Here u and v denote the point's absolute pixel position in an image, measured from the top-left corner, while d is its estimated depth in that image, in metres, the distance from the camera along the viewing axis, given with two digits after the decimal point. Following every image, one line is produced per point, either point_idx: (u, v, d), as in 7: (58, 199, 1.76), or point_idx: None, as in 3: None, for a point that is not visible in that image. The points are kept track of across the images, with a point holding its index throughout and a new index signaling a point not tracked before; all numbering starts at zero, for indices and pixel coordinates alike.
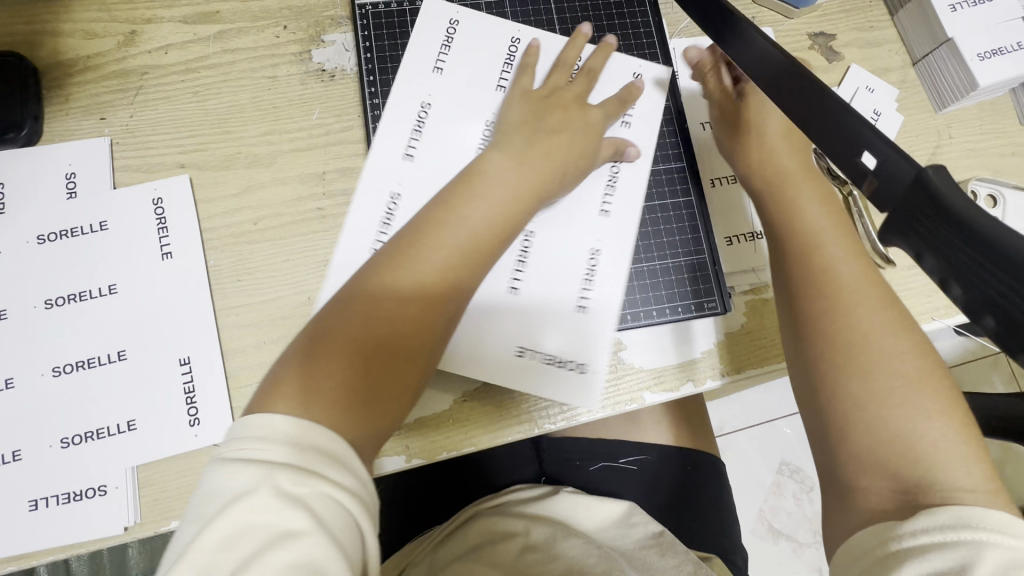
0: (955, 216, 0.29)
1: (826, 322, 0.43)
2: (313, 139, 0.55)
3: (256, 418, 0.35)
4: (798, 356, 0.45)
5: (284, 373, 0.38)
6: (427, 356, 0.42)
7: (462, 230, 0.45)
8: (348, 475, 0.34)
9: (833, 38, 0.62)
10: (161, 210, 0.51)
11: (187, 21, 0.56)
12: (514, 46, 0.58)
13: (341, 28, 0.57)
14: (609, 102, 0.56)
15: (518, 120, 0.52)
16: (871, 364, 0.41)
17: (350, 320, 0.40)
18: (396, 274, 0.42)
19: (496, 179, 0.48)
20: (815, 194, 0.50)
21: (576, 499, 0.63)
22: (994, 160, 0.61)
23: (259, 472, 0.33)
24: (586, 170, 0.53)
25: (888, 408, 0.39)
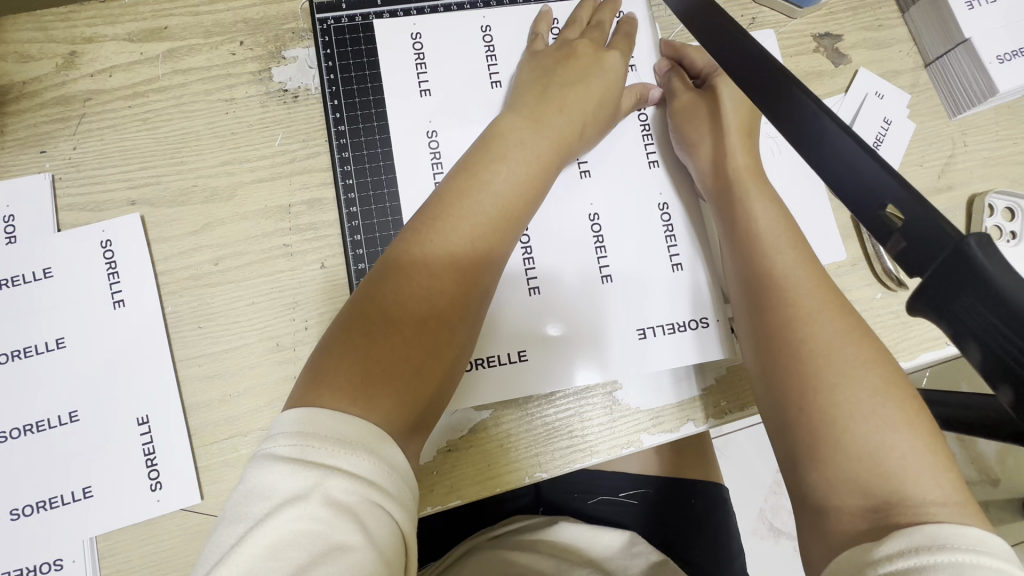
0: (1007, 301, 0.21)
1: (793, 332, 0.40)
2: (277, 168, 0.50)
3: (301, 413, 0.33)
4: (762, 376, 0.41)
5: (324, 361, 0.36)
6: (466, 328, 0.40)
7: (486, 197, 0.41)
8: (396, 483, 0.33)
9: (840, 39, 0.57)
10: (111, 254, 0.47)
11: (132, 40, 0.51)
12: (486, 35, 0.52)
13: (303, 42, 0.52)
14: (619, 42, 0.52)
15: (531, 78, 0.48)
16: (840, 376, 0.37)
17: (385, 301, 0.37)
18: (426, 247, 0.39)
19: (521, 137, 0.44)
20: (762, 194, 0.46)
21: (574, 529, 0.60)
22: (1011, 169, 0.57)
23: (311, 475, 0.31)
24: (611, 118, 0.49)
25: (856, 419, 0.35)
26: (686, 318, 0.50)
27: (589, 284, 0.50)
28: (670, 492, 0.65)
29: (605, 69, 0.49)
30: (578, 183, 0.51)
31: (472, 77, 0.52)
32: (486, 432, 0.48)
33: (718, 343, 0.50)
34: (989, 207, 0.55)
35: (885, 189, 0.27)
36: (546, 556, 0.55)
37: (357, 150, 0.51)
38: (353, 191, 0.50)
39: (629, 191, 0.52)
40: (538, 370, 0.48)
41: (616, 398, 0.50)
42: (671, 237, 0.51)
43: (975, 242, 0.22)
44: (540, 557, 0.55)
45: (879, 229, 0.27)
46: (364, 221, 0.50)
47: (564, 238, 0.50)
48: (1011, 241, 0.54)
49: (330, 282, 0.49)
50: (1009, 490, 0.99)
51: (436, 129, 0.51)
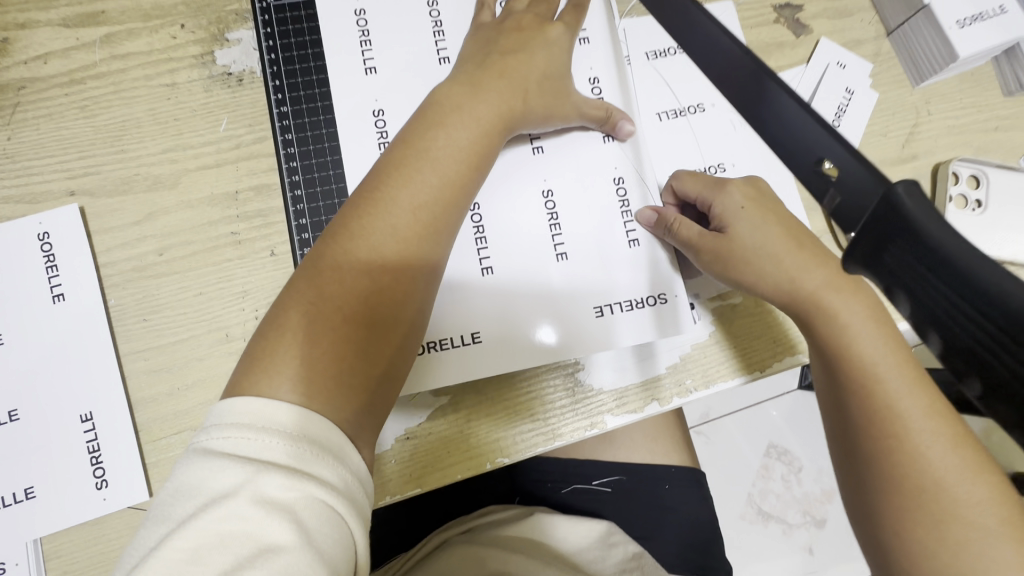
0: (932, 245, 0.20)
1: (891, 461, 0.39)
2: (222, 154, 0.48)
3: (236, 403, 0.32)
4: (854, 491, 0.41)
5: (261, 344, 0.35)
6: (415, 304, 0.39)
7: (429, 169, 0.40)
8: (341, 477, 0.32)
9: (800, 10, 0.56)
10: (49, 247, 0.45)
11: (68, 25, 0.49)
12: (433, 11, 0.51)
13: (247, 24, 0.50)
14: (567, 12, 0.50)
15: (473, 52, 0.47)
16: (947, 515, 0.37)
17: (325, 282, 0.36)
18: (365, 223, 0.38)
19: (464, 105, 0.43)
20: (855, 311, 0.43)
21: (549, 522, 0.58)
22: (976, 137, 0.56)
23: (244, 471, 0.30)
24: (561, 85, 0.48)
25: (967, 561, 0.35)
26: (644, 295, 0.49)
27: (545, 262, 0.48)
28: (645, 478, 0.64)
29: (550, 43, 0.48)
30: (531, 160, 0.50)
31: (421, 55, 0.50)
32: (445, 419, 0.47)
33: (677, 318, 0.49)
34: (953, 175, 0.54)
35: (823, 147, 0.26)
36: (524, 556, 0.54)
37: (301, 133, 0.49)
38: (298, 175, 0.48)
39: (584, 164, 0.50)
40: (492, 351, 0.46)
41: (579, 378, 0.49)
42: (627, 212, 0.50)
43: (902, 190, 0.21)
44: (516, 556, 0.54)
45: (812, 184, 0.26)
46: (309, 204, 0.48)
47: (520, 219, 0.49)
48: (976, 209, 0.54)
49: (280, 270, 0.47)
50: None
51: (382, 108, 0.49)
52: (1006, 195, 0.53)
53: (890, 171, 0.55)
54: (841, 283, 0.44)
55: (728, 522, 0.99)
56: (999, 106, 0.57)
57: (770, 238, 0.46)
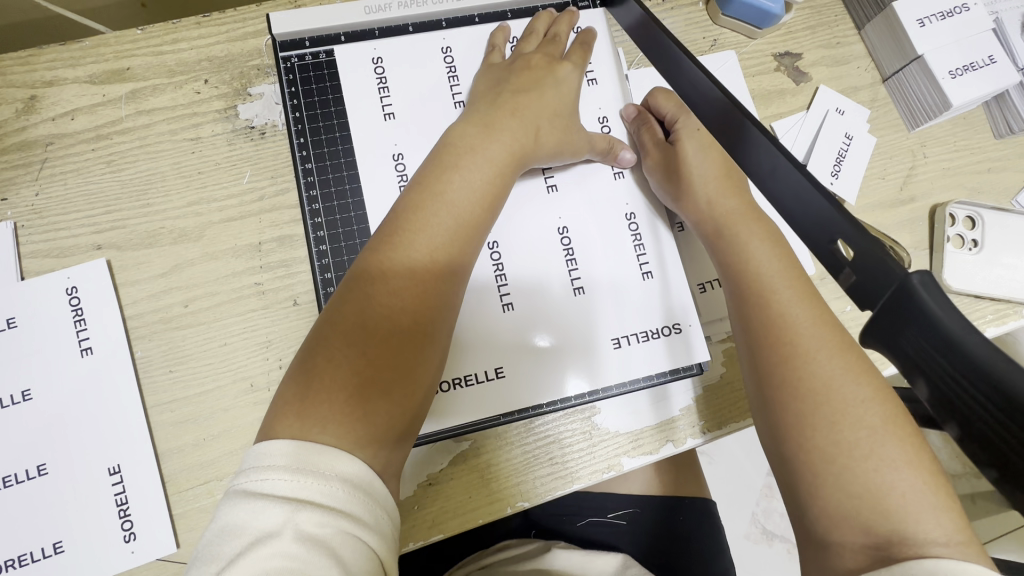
0: (952, 341, 0.22)
1: (788, 371, 0.40)
2: (245, 206, 0.50)
3: (269, 444, 0.33)
4: (763, 414, 0.41)
5: (290, 390, 0.35)
6: (436, 344, 0.39)
7: (446, 210, 0.41)
8: (373, 512, 0.32)
9: (799, 58, 0.59)
10: (77, 301, 0.46)
11: (94, 82, 0.50)
12: (447, 56, 0.53)
13: (269, 79, 0.52)
14: (574, 51, 0.52)
15: (485, 90, 0.49)
16: (838, 414, 0.37)
17: (348, 325, 0.37)
18: (385, 263, 0.38)
19: (477, 146, 0.44)
20: (760, 235, 0.47)
21: (567, 556, 0.58)
22: (970, 179, 0.58)
23: (283, 510, 0.30)
24: (571, 122, 0.49)
25: (859, 461, 0.36)
26: (657, 326, 0.50)
27: (563, 304, 0.50)
28: (657, 509, 0.65)
29: (559, 81, 0.50)
30: (545, 198, 0.51)
31: (438, 105, 0.52)
32: (468, 462, 0.48)
33: (689, 348, 0.50)
34: (950, 216, 0.57)
35: (836, 227, 0.28)
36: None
37: (326, 188, 0.50)
38: (322, 230, 0.49)
39: (597, 208, 0.52)
40: (514, 383, 0.48)
41: (594, 422, 0.50)
42: (640, 245, 0.52)
43: (917, 280, 0.23)
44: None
45: (831, 263, 0.28)
46: (333, 257, 0.49)
47: (537, 263, 0.50)
48: (973, 249, 0.56)
49: (303, 318, 0.48)
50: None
51: (401, 152, 0.51)
52: (1001, 237, 0.56)
53: (890, 212, 0.57)
54: (750, 216, 0.48)
55: (735, 543, 1.00)
56: (991, 149, 0.59)
57: (711, 164, 0.50)
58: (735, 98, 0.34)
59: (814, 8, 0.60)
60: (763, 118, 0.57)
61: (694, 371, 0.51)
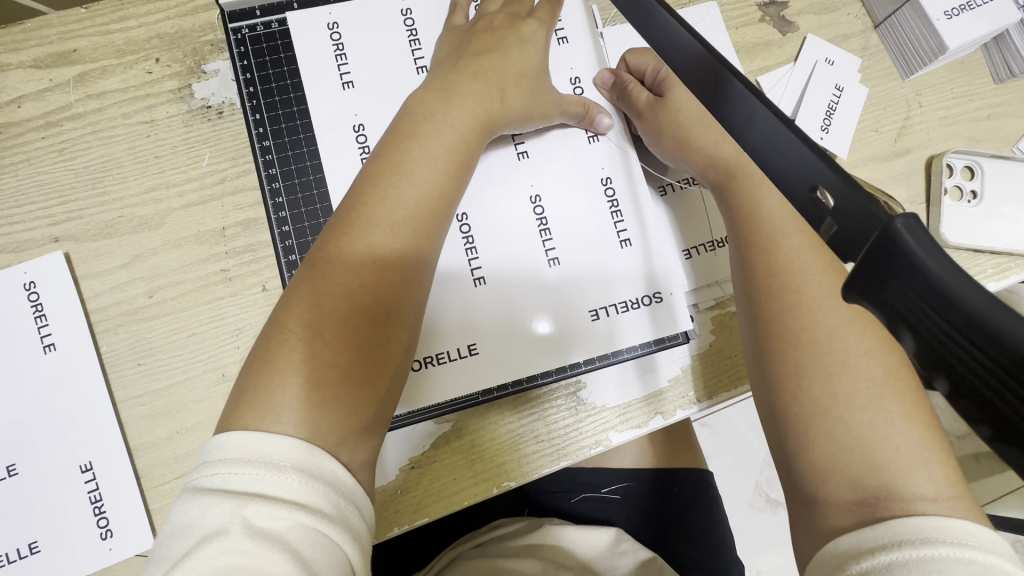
0: (947, 294, 0.20)
1: (788, 319, 0.40)
2: (206, 190, 0.48)
3: (225, 437, 0.31)
4: (756, 369, 0.41)
5: (248, 380, 0.34)
6: (400, 324, 0.37)
7: (406, 183, 0.38)
8: (334, 502, 0.31)
9: (785, 7, 0.55)
10: (37, 296, 0.45)
11: (40, 65, 0.48)
12: (407, 18, 0.50)
13: (223, 54, 0.49)
14: (542, 8, 0.49)
15: (446, 56, 0.46)
16: (836, 364, 0.37)
17: (306, 308, 0.35)
18: (343, 243, 0.36)
19: (437, 113, 0.41)
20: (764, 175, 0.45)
21: (563, 531, 0.58)
22: (968, 127, 0.56)
23: (232, 504, 0.29)
24: (539, 84, 0.46)
25: (852, 411, 0.36)
26: (638, 296, 0.49)
27: (539, 277, 0.48)
28: (655, 484, 0.64)
29: (523, 40, 0.47)
30: (516, 166, 0.49)
31: (397, 70, 0.49)
32: (451, 444, 0.47)
33: (673, 314, 0.49)
34: (948, 166, 0.54)
35: (815, 174, 0.25)
36: (541, 560, 0.53)
37: (285, 166, 0.48)
38: (285, 211, 0.48)
39: (572, 174, 0.50)
40: (488, 359, 0.47)
41: (581, 398, 0.48)
42: (617, 212, 0.49)
43: (902, 224, 0.21)
44: (529, 561, 0.53)
45: (811, 214, 0.25)
46: (297, 238, 0.47)
47: (512, 236, 0.48)
48: (972, 200, 0.54)
49: (273, 304, 0.47)
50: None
51: (362, 122, 0.48)
52: (999, 188, 0.54)
53: (884, 166, 0.54)
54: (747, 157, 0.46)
55: (739, 513, 0.99)
56: (990, 94, 0.56)
57: (703, 114, 0.49)
58: (709, 44, 0.31)
59: None
60: (748, 72, 0.54)
61: (680, 340, 0.49)
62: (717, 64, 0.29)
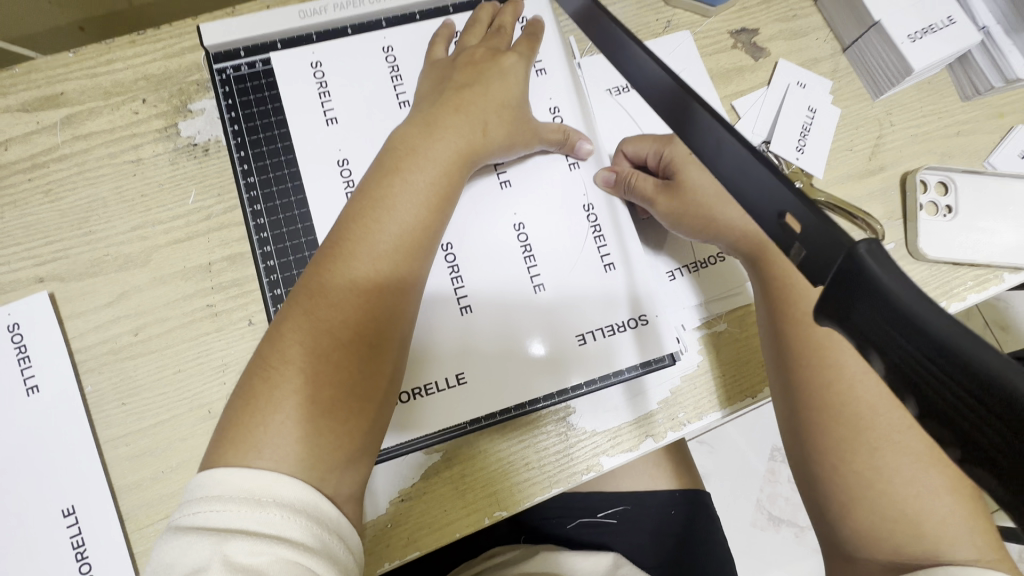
0: (911, 318, 0.20)
1: (828, 393, 0.41)
2: (192, 226, 0.48)
3: (207, 475, 0.31)
4: (793, 431, 0.43)
5: (231, 417, 0.34)
6: (385, 356, 0.37)
7: (386, 215, 0.39)
8: (317, 534, 0.31)
9: (756, 34, 0.57)
10: (21, 338, 0.45)
11: (27, 109, 0.49)
12: (388, 56, 0.51)
13: (209, 94, 0.50)
14: (522, 42, 0.50)
15: (428, 91, 0.47)
16: (880, 440, 0.39)
17: (290, 344, 0.35)
18: (326, 279, 0.37)
19: (417, 146, 0.42)
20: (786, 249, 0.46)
21: (557, 557, 0.57)
22: (939, 143, 0.57)
23: (212, 543, 0.29)
24: (520, 114, 0.47)
25: (899, 485, 0.38)
26: (622, 319, 0.49)
27: (526, 303, 0.48)
28: (650, 505, 0.63)
29: (505, 72, 0.47)
30: (499, 194, 0.50)
31: (380, 106, 0.50)
32: (441, 475, 0.46)
33: (658, 337, 0.49)
34: (922, 183, 0.55)
35: (781, 202, 0.26)
36: None
37: (270, 202, 0.48)
38: (269, 245, 0.48)
39: (554, 201, 0.50)
40: (476, 390, 0.46)
41: (570, 423, 0.48)
42: (599, 236, 0.50)
43: (865, 249, 0.22)
44: None
45: (780, 240, 0.26)
46: (282, 272, 0.47)
47: (497, 262, 0.49)
48: (947, 215, 0.54)
49: (259, 338, 0.47)
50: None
51: (346, 157, 0.49)
52: (974, 201, 0.55)
53: (860, 184, 0.55)
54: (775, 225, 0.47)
55: (741, 533, 0.98)
56: (958, 111, 0.58)
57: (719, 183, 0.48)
58: (676, 74, 0.31)
59: None
60: (722, 98, 0.56)
61: (667, 361, 0.49)
62: (684, 94, 0.30)
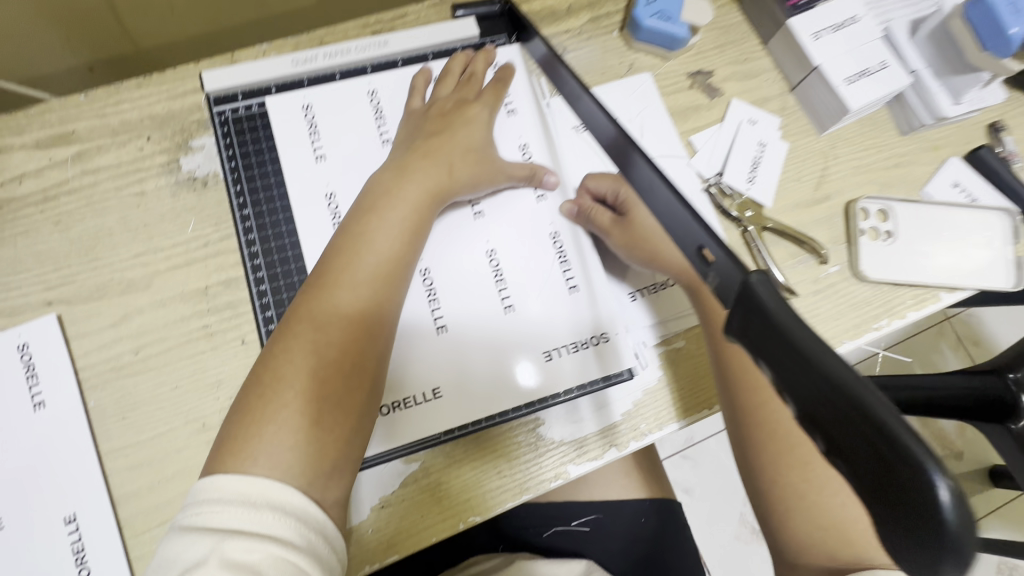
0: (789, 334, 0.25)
1: (764, 416, 0.47)
2: (191, 253, 0.52)
3: (207, 479, 0.35)
4: (740, 451, 0.49)
5: (229, 431, 0.38)
6: (369, 371, 0.41)
7: (369, 244, 0.43)
8: (302, 534, 0.34)
9: (711, 75, 0.63)
10: (30, 357, 0.48)
11: (41, 146, 0.53)
12: (373, 99, 0.56)
13: (208, 132, 0.55)
14: (489, 89, 0.56)
15: (404, 136, 0.52)
16: (810, 458, 0.46)
17: (283, 363, 0.39)
18: (315, 303, 0.41)
19: (396, 184, 0.47)
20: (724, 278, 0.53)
21: (532, 565, 0.60)
22: (879, 174, 0.62)
23: (211, 540, 0.33)
24: (488, 154, 0.53)
25: (825, 496, 0.45)
26: (585, 337, 0.53)
27: (497, 323, 0.52)
28: (621, 514, 0.67)
29: (469, 120, 0.53)
30: (472, 224, 0.54)
31: (365, 144, 0.55)
32: (419, 484, 0.49)
33: (618, 353, 0.53)
34: (863, 211, 0.60)
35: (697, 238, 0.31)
36: None
37: (263, 231, 0.53)
38: (262, 270, 0.52)
39: (522, 229, 0.55)
40: (450, 404, 0.50)
41: (540, 433, 0.52)
42: (565, 261, 0.55)
43: (756, 280, 0.27)
44: None
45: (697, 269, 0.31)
46: (274, 295, 0.51)
47: (471, 285, 0.53)
48: (887, 240, 0.59)
49: (251, 356, 0.50)
50: (973, 460, 1.11)
51: (333, 190, 0.54)
52: (912, 227, 0.60)
53: (807, 211, 0.60)
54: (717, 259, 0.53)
55: (722, 546, 1.00)
56: (897, 145, 0.63)
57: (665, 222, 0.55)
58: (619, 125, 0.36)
59: (722, 28, 0.64)
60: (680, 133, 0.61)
61: (625, 376, 0.53)
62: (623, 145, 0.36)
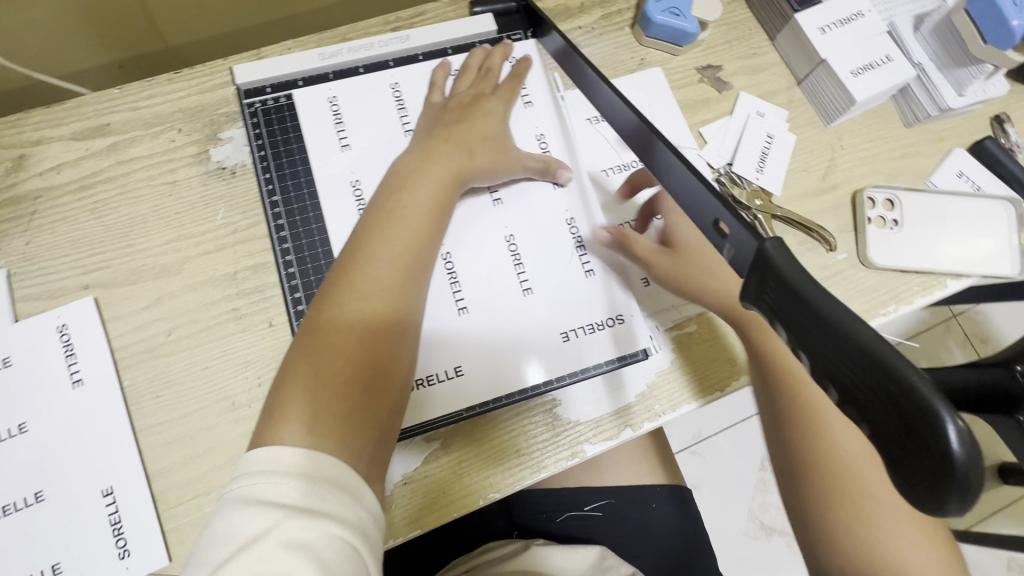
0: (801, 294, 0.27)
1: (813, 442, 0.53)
2: (220, 239, 0.54)
3: (259, 452, 0.36)
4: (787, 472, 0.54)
5: (275, 399, 0.39)
6: (404, 340, 0.44)
7: (401, 223, 0.46)
8: (355, 513, 0.36)
9: (720, 69, 0.65)
10: (68, 338, 0.50)
11: (77, 137, 0.55)
12: (395, 91, 0.58)
13: (237, 124, 0.57)
14: (505, 83, 0.58)
15: (424, 126, 0.54)
16: (853, 486, 0.51)
17: (327, 333, 0.41)
18: (354, 279, 0.43)
19: (420, 169, 0.49)
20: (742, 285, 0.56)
21: (546, 551, 0.60)
22: (884, 164, 0.64)
23: (271, 515, 0.34)
24: (505, 142, 0.55)
25: (867, 522, 0.50)
26: (599, 319, 0.55)
27: (516, 305, 0.54)
28: (633, 499, 0.68)
29: (487, 112, 0.55)
30: (491, 211, 0.56)
31: (388, 134, 0.57)
32: (441, 461, 0.51)
33: (632, 335, 0.55)
34: (869, 200, 0.61)
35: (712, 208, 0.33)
36: None
37: (291, 218, 0.55)
38: (290, 255, 0.54)
39: (539, 216, 0.57)
40: (472, 381, 0.51)
41: (557, 413, 0.53)
42: (580, 247, 0.57)
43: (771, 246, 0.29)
44: None
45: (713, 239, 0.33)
46: (301, 279, 0.53)
47: (490, 270, 0.54)
48: (894, 227, 0.61)
49: (279, 337, 0.52)
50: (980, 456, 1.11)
51: (358, 178, 0.56)
52: (919, 216, 0.61)
53: (815, 201, 0.62)
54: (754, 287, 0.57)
55: (732, 540, 1.01)
56: (902, 136, 0.65)
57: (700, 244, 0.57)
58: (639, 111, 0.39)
59: (730, 24, 0.66)
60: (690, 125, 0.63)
61: (640, 356, 0.55)
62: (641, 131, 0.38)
